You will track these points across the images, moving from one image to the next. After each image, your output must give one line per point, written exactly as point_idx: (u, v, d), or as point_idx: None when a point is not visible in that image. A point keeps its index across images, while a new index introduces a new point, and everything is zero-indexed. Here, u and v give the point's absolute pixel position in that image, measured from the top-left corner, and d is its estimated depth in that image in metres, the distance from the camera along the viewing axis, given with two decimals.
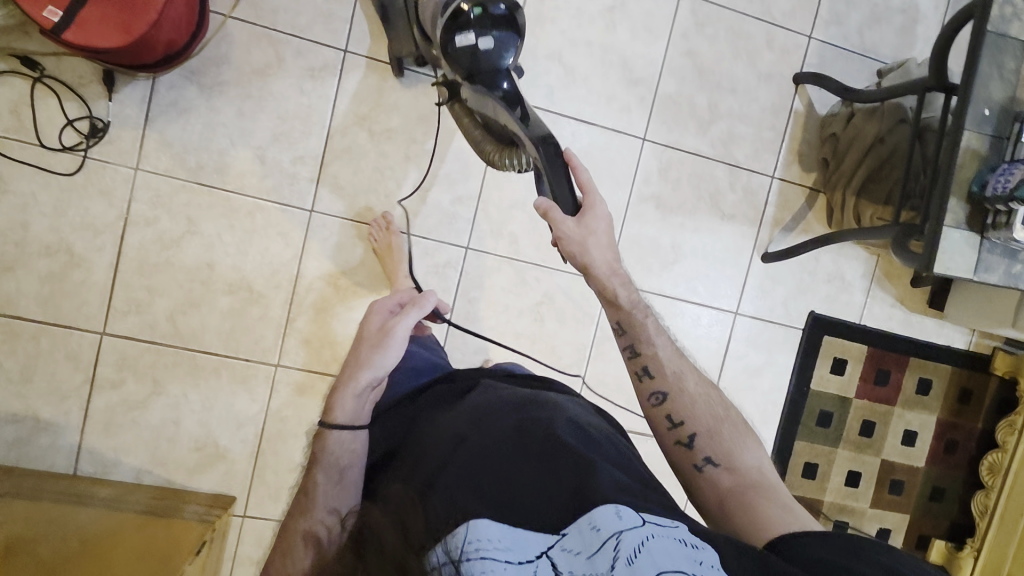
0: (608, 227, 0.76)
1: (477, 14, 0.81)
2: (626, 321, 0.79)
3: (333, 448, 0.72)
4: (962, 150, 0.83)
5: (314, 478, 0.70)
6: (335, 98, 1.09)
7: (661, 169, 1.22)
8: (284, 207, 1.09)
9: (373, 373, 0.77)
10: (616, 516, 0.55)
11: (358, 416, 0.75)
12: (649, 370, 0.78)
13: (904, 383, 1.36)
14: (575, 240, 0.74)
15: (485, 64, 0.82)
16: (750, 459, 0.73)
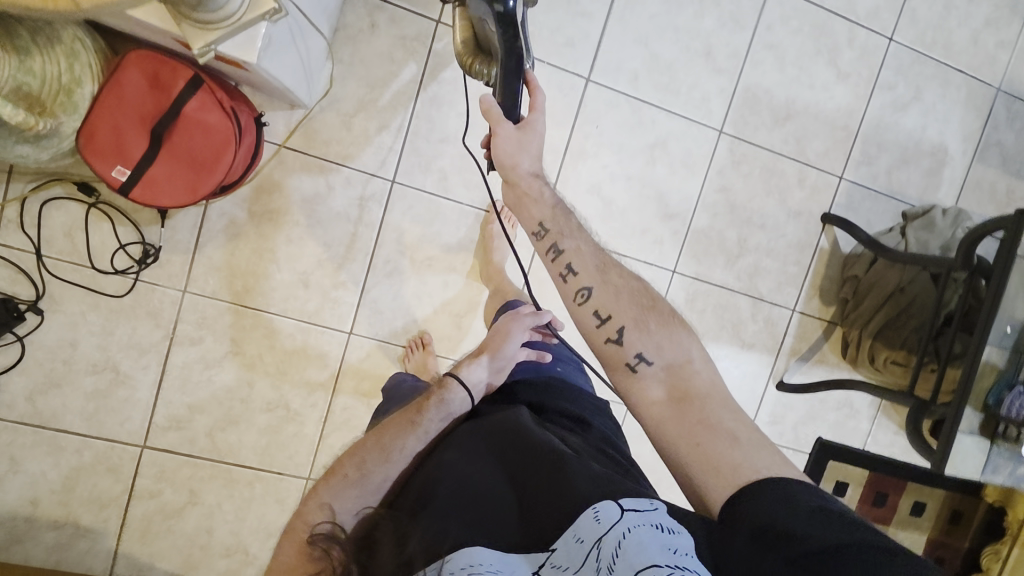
0: (540, 137, 0.74)
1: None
2: (549, 222, 0.73)
3: (452, 401, 0.74)
4: (984, 364, 0.89)
5: (422, 428, 0.71)
6: (380, 227, 1.11)
7: (688, 299, 1.26)
8: (325, 329, 1.12)
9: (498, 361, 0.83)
10: (594, 520, 0.56)
11: (475, 386, 0.78)
12: (574, 268, 0.70)
13: (899, 504, 1.43)
14: (510, 140, 0.73)
15: None
16: (684, 353, 0.66)
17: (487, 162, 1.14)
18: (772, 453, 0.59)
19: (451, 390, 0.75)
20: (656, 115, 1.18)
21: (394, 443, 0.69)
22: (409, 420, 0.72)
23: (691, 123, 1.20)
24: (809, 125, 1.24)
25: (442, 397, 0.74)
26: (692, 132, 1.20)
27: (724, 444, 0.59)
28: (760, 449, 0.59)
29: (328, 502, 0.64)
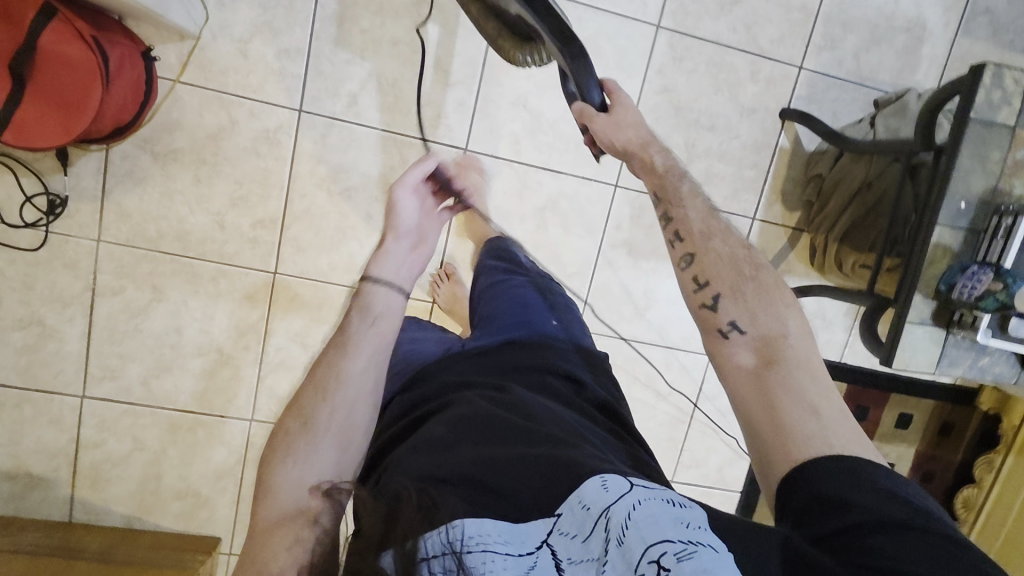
0: (636, 112, 0.76)
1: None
2: (660, 188, 0.72)
3: (374, 302, 0.70)
4: (933, 246, 0.79)
5: (351, 345, 0.67)
6: (291, 159, 1.06)
7: (634, 215, 1.18)
8: (248, 270, 1.09)
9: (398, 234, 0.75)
10: (603, 488, 0.51)
11: (397, 276, 0.72)
12: (680, 234, 0.69)
13: (882, 418, 1.35)
14: (607, 128, 0.75)
15: None
16: (779, 327, 0.62)
17: (401, 79, 1.05)
18: (851, 428, 0.56)
19: (367, 288, 0.71)
20: (582, 12, 1.07)
21: (332, 376, 0.64)
22: (349, 347, 0.67)
23: (623, 18, 1.08)
24: (760, 8, 1.11)
25: (363, 305, 0.69)
26: (625, 28, 1.09)
27: (805, 414, 0.56)
28: (841, 424, 0.56)
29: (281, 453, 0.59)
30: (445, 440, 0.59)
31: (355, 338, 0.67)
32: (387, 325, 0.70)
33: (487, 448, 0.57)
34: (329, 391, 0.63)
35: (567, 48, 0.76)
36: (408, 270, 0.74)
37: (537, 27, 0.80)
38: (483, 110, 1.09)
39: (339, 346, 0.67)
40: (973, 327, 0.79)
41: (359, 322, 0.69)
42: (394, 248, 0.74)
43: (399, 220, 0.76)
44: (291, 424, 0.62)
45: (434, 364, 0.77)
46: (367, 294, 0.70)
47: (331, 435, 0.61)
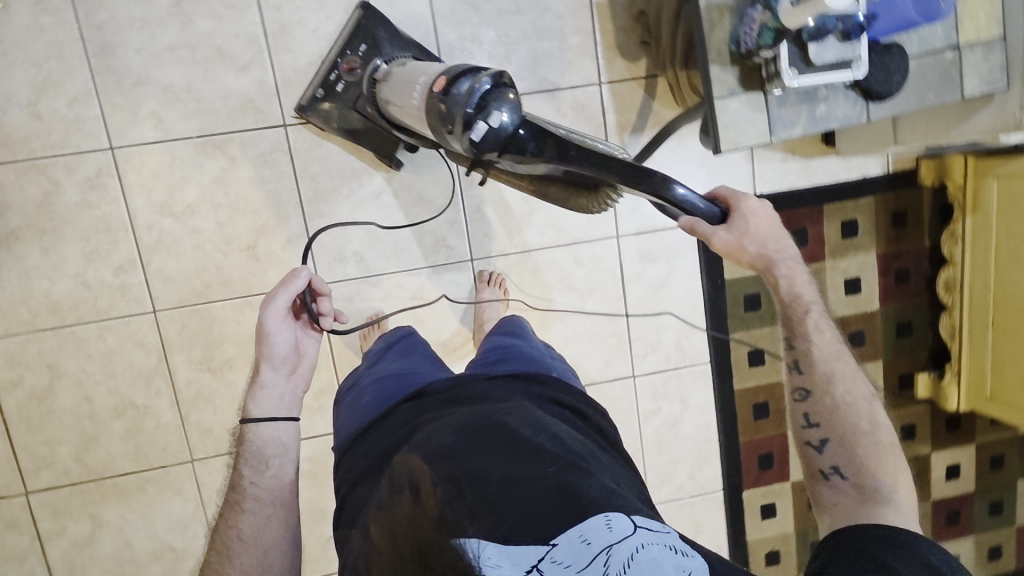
0: (757, 219, 0.78)
1: (479, 98, 0.78)
2: (785, 313, 0.82)
3: (261, 447, 0.81)
4: (705, 10, 0.75)
5: (251, 499, 0.78)
6: (125, 197, 1.06)
7: None
8: (128, 318, 1.09)
9: (271, 364, 0.83)
10: (607, 526, 0.55)
11: (276, 408, 0.83)
12: (800, 365, 0.80)
13: (826, 233, 1.25)
14: (724, 243, 0.77)
15: (504, 137, 0.80)
16: (888, 487, 0.72)
17: (193, 82, 1.05)
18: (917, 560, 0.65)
19: (249, 432, 0.81)
20: None
21: (235, 539, 0.76)
22: (245, 499, 0.79)
23: None
24: None
25: (252, 455, 0.81)
26: None
27: None
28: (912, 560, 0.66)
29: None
30: (454, 448, 0.65)
31: (252, 489, 0.79)
32: (283, 466, 0.81)
33: (496, 462, 0.62)
34: (248, 547, 0.76)
35: (638, 180, 0.71)
36: (288, 398, 0.84)
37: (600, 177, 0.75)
38: (286, 81, 1.08)
39: (236, 505, 0.78)
40: (779, 75, 0.74)
41: (259, 481, 0.80)
42: (272, 381, 0.83)
43: (271, 350, 0.83)
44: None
45: (441, 389, 0.84)
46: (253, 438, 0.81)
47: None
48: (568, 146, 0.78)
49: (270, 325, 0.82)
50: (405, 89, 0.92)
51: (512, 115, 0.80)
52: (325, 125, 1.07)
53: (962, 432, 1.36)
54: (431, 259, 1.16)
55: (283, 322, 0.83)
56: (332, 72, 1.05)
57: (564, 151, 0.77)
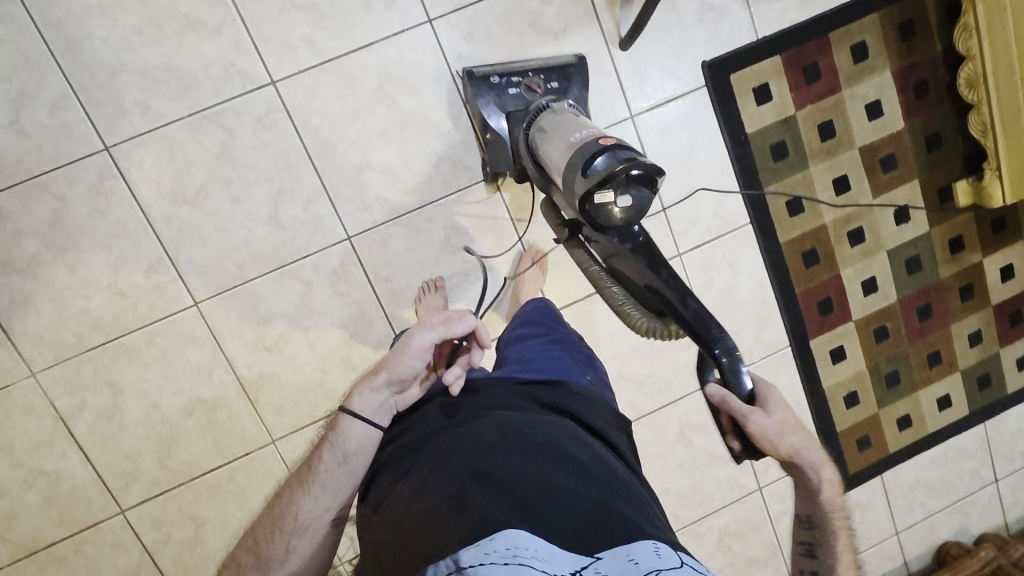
0: (794, 431, 0.71)
1: (612, 183, 0.80)
2: (814, 521, 0.75)
3: (346, 438, 0.80)
4: None
5: (316, 485, 0.79)
6: (135, 195, 1.04)
7: (467, 35, 1.10)
8: (172, 315, 1.07)
9: (389, 375, 0.80)
10: (654, 552, 0.60)
11: (375, 413, 0.81)
12: (817, 574, 0.75)
13: (838, 62, 1.21)
14: (760, 437, 0.70)
15: (616, 220, 0.84)
16: None
17: (169, 59, 1.01)
18: None
19: (343, 422, 0.80)
20: None
21: (291, 518, 0.77)
22: (309, 481, 0.79)
23: None
24: None
25: (336, 443, 0.80)
26: None
27: None
28: None
29: (255, 546, 0.77)
30: (499, 444, 0.70)
31: (321, 479, 0.79)
32: (356, 468, 0.80)
33: (540, 471, 0.67)
34: (296, 532, 0.77)
35: (698, 331, 0.75)
36: (388, 408, 0.82)
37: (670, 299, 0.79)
38: (260, 34, 1.03)
39: (303, 487, 0.79)
40: None
41: (328, 472, 0.79)
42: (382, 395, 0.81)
43: (398, 367, 0.80)
44: (248, 559, 0.77)
45: (480, 384, 0.85)
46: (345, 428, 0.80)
47: (287, 563, 0.77)
48: (660, 265, 0.82)
49: (410, 356, 0.79)
50: (552, 125, 0.94)
51: (619, 215, 0.83)
52: (472, 102, 1.08)
53: (1009, 232, 1.37)
54: (455, 184, 1.13)
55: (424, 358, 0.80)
56: (516, 75, 1.06)
57: (655, 267, 0.82)
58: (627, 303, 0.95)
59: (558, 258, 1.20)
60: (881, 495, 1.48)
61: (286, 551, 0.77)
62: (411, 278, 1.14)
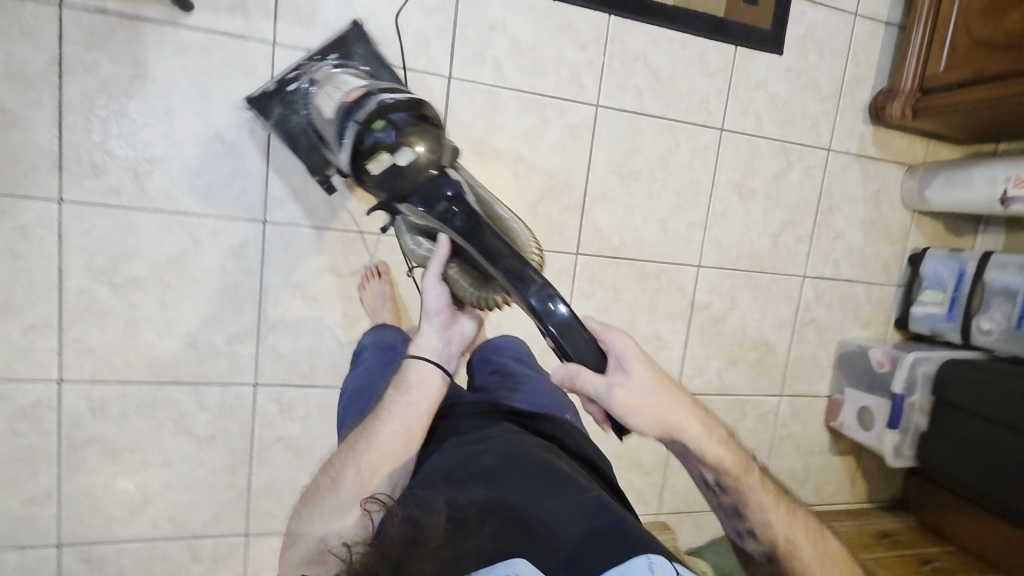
0: (648, 384, 0.69)
1: (383, 125, 0.78)
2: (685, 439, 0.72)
3: (411, 373, 0.83)
4: None
5: (386, 411, 0.79)
6: (117, 542, 1.07)
7: (95, 172, 0.96)
8: (248, 557, 1.14)
9: (429, 320, 0.85)
10: (649, 569, 0.53)
11: (439, 353, 0.85)
12: (709, 476, 0.74)
13: None
14: (625, 410, 0.67)
15: (413, 176, 0.79)
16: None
17: None
18: None
19: (409, 361, 0.84)
20: None
21: (370, 436, 0.77)
22: (383, 411, 0.79)
23: None
24: None
25: (403, 377, 0.82)
26: None
27: None
28: None
29: (330, 467, 0.76)
30: (510, 468, 0.67)
31: (389, 405, 0.79)
32: (421, 399, 0.81)
33: (548, 495, 0.63)
34: (369, 448, 0.76)
35: (527, 291, 0.70)
36: (447, 349, 0.86)
37: (490, 265, 0.73)
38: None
39: (380, 410, 0.79)
40: None
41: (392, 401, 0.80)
42: (431, 327, 0.85)
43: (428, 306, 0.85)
44: (334, 472, 0.76)
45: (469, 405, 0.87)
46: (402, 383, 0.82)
47: (366, 482, 0.75)
48: (499, 252, 0.73)
49: (426, 280, 0.83)
50: (321, 99, 0.93)
51: (414, 161, 0.79)
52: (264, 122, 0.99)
53: None
54: (254, 265, 1.05)
55: (440, 282, 0.83)
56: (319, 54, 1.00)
57: (489, 250, 0.74)
58: (469, 277, 0.81)
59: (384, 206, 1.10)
60: (812, 6, 1.31)
61: (357, 462, 0.75)
62: (326, 349, 1.12)
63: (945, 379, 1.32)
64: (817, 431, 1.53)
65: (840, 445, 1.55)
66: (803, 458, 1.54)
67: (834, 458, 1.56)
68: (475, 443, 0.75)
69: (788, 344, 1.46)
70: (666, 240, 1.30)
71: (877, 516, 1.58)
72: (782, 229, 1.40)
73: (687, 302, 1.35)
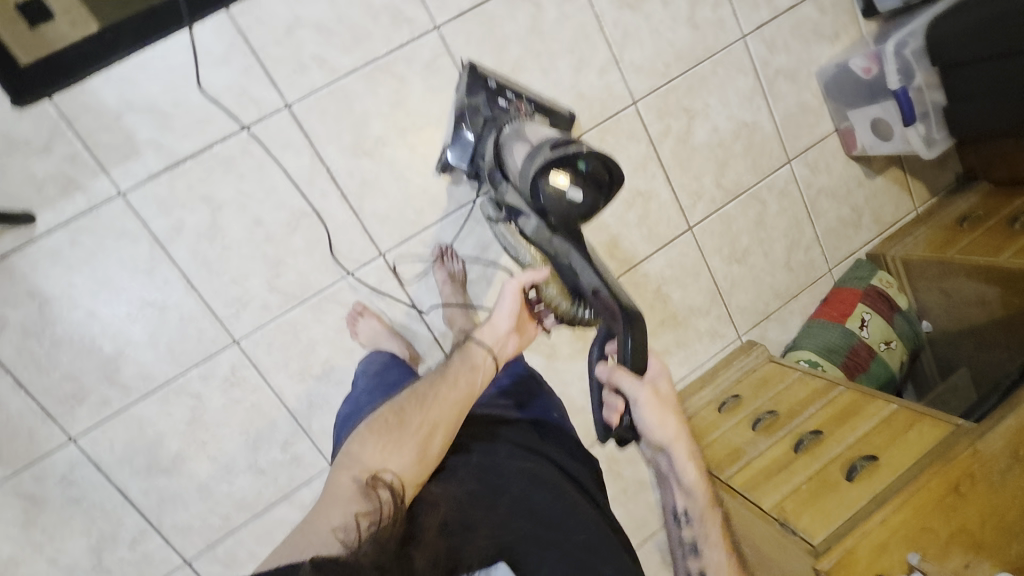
0: (665, 405, 0.75)
1: (586, 169, 0.76)
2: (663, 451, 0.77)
3: (473, 351, 0.78)
4: None
5: (451, 376, 0.75)
6: None
7: (78, 400, 0.99)
8: None
9: (500, 318, 0.82)
10: None
11: (495, 343, 0.80)
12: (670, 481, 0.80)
13: None
14: (639, 411, 0.73)
15: (560, 213, 0.79)
16: None
17: None
18: None
19: (468, 344, 0.79)
20: None
21: (433, 400, 0.72)
22: (448, 381, 0.75)
23: None
24: None
25: (467, 353, 0.78)
26: None
27: None
28: None
29: (383, 421, 0.70)
30: (502, 479, 0.70)
31: (455, 372, 0.76)
32: (477, 382, 0.76)
33: (540, 508, 0.68)
34: (434, 407, 0.72)
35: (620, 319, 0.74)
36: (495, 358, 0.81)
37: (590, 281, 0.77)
38: None
39: (444, 378, 0.75)
40: None
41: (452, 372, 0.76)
42: (506, 302, 0.82)
43: (500, 305, 0.83)
44: (390, 424, 0.70)
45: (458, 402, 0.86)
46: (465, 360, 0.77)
47: (416, 438, 0.69)
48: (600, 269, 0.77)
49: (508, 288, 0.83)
50: (518, 134, 0.94)
51: (574, 204, 0.77)
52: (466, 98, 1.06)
53: None
54: (258, 380, 1.07)
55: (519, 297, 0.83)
56: (511, 90, 1.05)
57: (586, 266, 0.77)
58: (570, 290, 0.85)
59: (321, 257, 1.08)
60: None
61: (423, 416, 0.70)
62: None
63: (938, 43, 1.16)
64: (845, 168, 1.42)
65: (874, 165, 1.45)
66: (846, 201, 1.45)
67: (877, 181, 1.46)
68: (479, 443, 0.76)
69: (768, 111, 1.34)
70: (587, 102, 1.20)
71: (949, 204, 1.48)
72: (695, 7, 1.24)
73: (647, 143, 1.25)
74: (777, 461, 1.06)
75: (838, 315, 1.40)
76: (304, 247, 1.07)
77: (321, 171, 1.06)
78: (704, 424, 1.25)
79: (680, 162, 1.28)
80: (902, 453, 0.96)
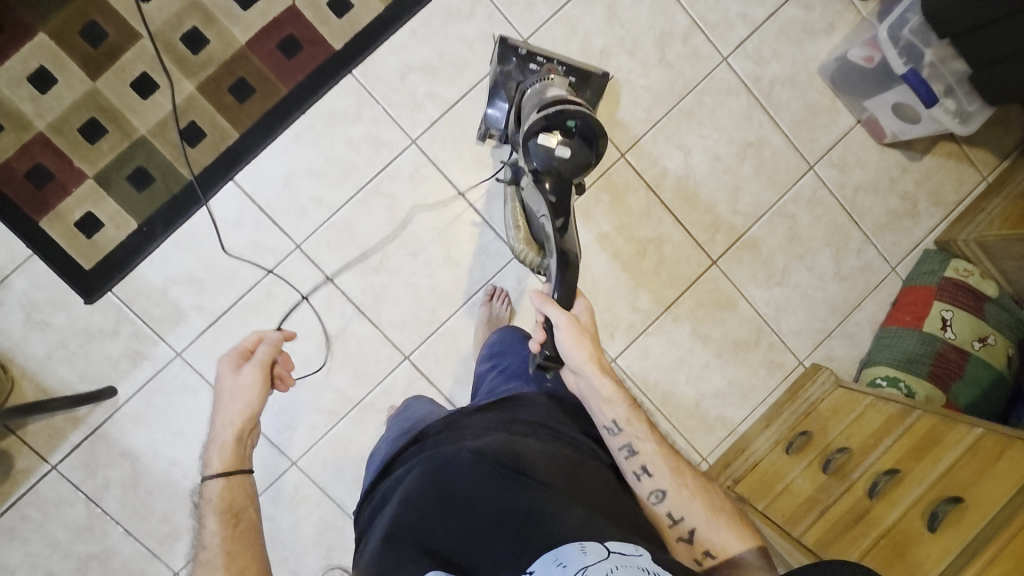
0: (585, 332, 0.86)
1: (577, 127, 0.85)
2: (585, 372, 0.85)
3: (214, 483, 0.78)
4: None
5: (214, 516, 0.76)
6: None
7: (176, 537, 1.13)
8: None
9: (232, 426, 0.81)
10: (580, 550, 0.63)
11: (227, 462, 0.79)
12: (598, 405, 0.86)
13: (16, 144, 1.05)
14: (563, 336, 0.84)
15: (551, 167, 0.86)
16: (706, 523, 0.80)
17: None
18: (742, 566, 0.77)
19: (211, 476, 0.79)
20: None
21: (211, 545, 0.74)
22: (216, 517, 0.76)
23: None
24: None
25: (212, 487, 0.78)
26: None
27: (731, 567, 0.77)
28: None
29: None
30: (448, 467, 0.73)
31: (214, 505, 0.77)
32: (237, 496, 0.78)
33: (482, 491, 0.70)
34: (244, 534, 0.76)
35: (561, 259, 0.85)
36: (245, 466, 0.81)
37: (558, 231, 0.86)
38: None
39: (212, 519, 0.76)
40: None
41: (230, 497, 0.78)
42: (244, 377, 0.82)
43: (223, 415, 0.81)
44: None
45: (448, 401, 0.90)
46: (230, 478, 0.78)
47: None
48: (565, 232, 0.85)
49: (229, 385, 0.82)
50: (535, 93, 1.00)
51: (564, 161, 0.85)
52: (499, 66, 1.10)
53: None
54: (319, 494, 1.17)
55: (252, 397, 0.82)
56: (542, 56, 1.09)
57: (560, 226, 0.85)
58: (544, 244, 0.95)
59: (353, 372, 1.17)
60: None
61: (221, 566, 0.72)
62: None
63: (936, 16, 1.06)
64: (881, 158, 1.29)
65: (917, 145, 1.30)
66: (893, 190, 1.30)
67: (925, 160, 1.30)
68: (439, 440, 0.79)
69: (773, 122, 1.26)
70: None
71: (1022, 167, 1.29)
72: (665, 46, 1.21)
73: (646, 189, 1.23)
74: (851, 511, 0.95)
75: (912, 319, 1.24)
76: (336, 366, 1.16)
77: (338, 296, 1.16)
78: (773, 472, 1.13)
79: (686, 200, 1.24)
80: (994, 488, 0.85)
